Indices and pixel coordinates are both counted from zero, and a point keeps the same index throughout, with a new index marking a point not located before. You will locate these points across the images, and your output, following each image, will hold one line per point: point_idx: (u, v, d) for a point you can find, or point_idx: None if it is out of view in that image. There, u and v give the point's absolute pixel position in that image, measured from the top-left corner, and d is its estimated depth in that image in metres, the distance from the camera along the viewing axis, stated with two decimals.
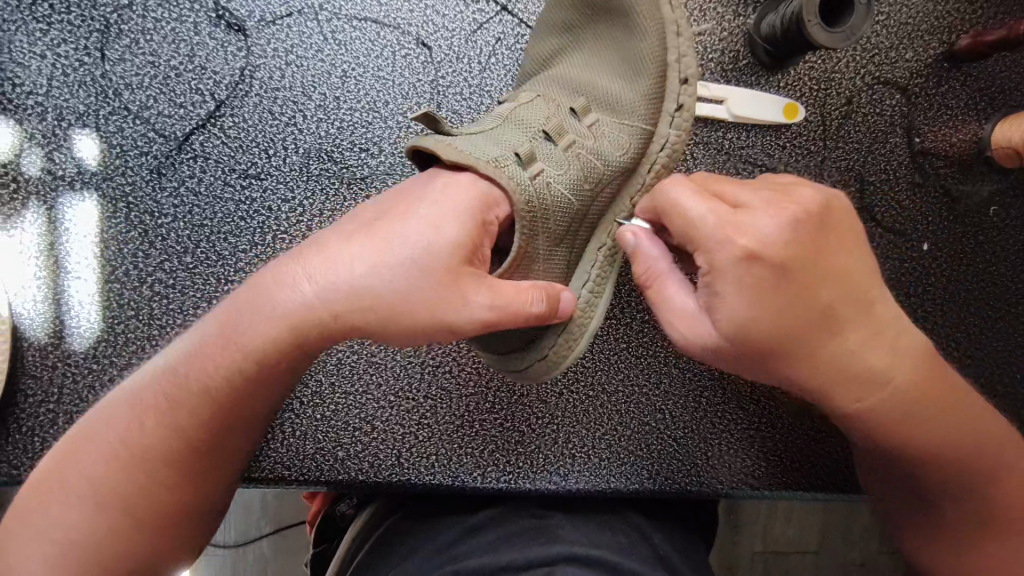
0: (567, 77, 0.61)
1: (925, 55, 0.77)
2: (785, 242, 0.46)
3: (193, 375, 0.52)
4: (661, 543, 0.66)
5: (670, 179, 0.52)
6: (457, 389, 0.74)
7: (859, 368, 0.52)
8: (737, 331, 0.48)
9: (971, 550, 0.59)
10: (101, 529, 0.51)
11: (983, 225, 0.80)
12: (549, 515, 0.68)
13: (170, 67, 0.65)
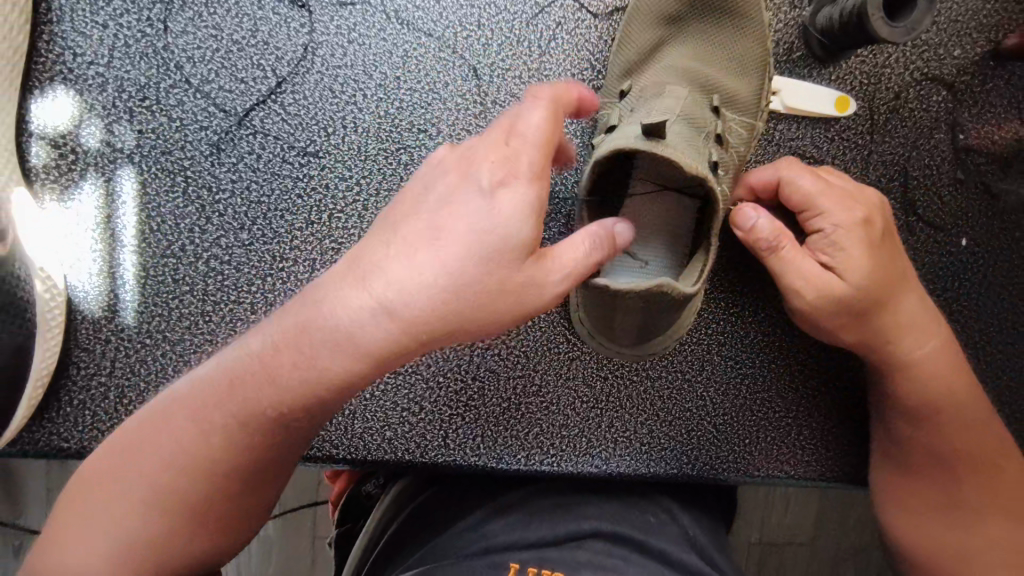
0: (679, 73, 0.65)
1: (972, 52, 0.78)
2: (876, 213, 0.64)
3: (246, 385, 0.50)
4: (690, 522, 0.70)
5: (779, 167, 0.66)
6: (505, 372, 0.73)
7: (928, 321, 0.67)
8: (865, 282, 0.61)
9: (968, 510, 0.68)
10: (155, 532, 0.49)
11: (1021, 223, 0.81)
12: (588, 499, 0.70)
13: (232, 41, 0.64)
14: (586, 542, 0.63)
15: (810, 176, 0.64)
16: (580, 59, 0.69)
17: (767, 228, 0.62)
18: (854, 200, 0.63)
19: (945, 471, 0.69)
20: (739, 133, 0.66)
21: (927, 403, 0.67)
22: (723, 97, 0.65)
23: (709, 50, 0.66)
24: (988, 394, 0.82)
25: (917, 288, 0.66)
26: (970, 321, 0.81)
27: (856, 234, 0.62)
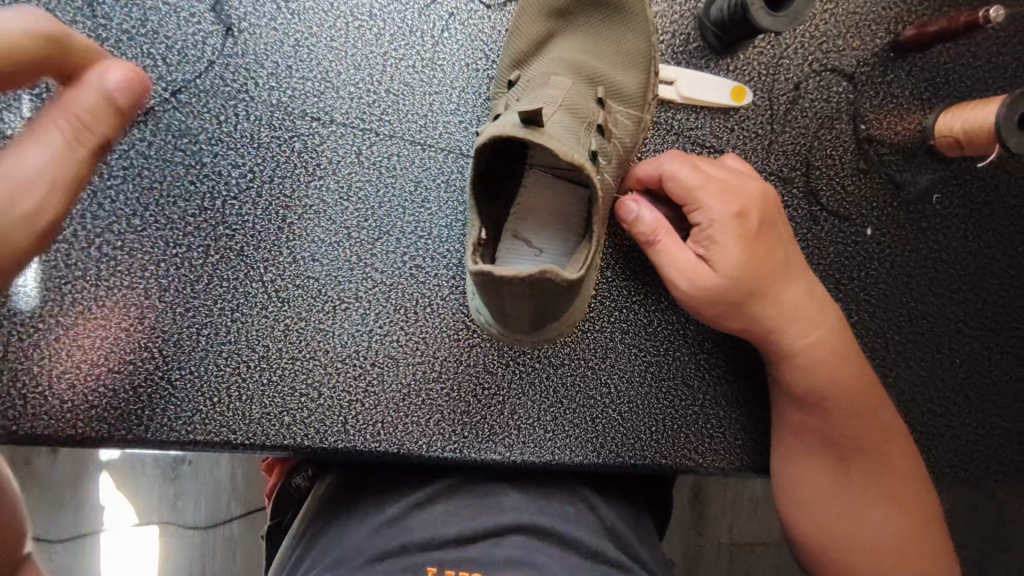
0: (565, 63, 0.65)
1: (872, 44, 0.79)
2: (754, 205, 0.67)
3: None
4: (607, 513, 0.71)
5: (663, 161, 0.69)
6: (405, 358, 0.74)
7: (811, 309, 0.69)
8: (737, 274, 0.65)
9: (868, 500, 0.70)
10: None
11: (926, 212, 0.82)
12: (496, 492, 0.71)
13: (122, 30, 0.66)
14: (505, 539, 0.65)
15: (690, 169, 0.67)
16: (474, 48, 0.70)
17: (647, 221, 0.68)
18: (730, 194, 0.67)
19: (836, 456, 0.71)
20: (625, 125, 0.66)
21: (816, 390, 0.69)
22: (609, 89, 0.66)
23: (596, 44, 0.67)
24: (897, 382, 0.83)
25: (797, 278, 0.69)
26: (879, 309, 0.82)
27: (730, 227, 0.66)
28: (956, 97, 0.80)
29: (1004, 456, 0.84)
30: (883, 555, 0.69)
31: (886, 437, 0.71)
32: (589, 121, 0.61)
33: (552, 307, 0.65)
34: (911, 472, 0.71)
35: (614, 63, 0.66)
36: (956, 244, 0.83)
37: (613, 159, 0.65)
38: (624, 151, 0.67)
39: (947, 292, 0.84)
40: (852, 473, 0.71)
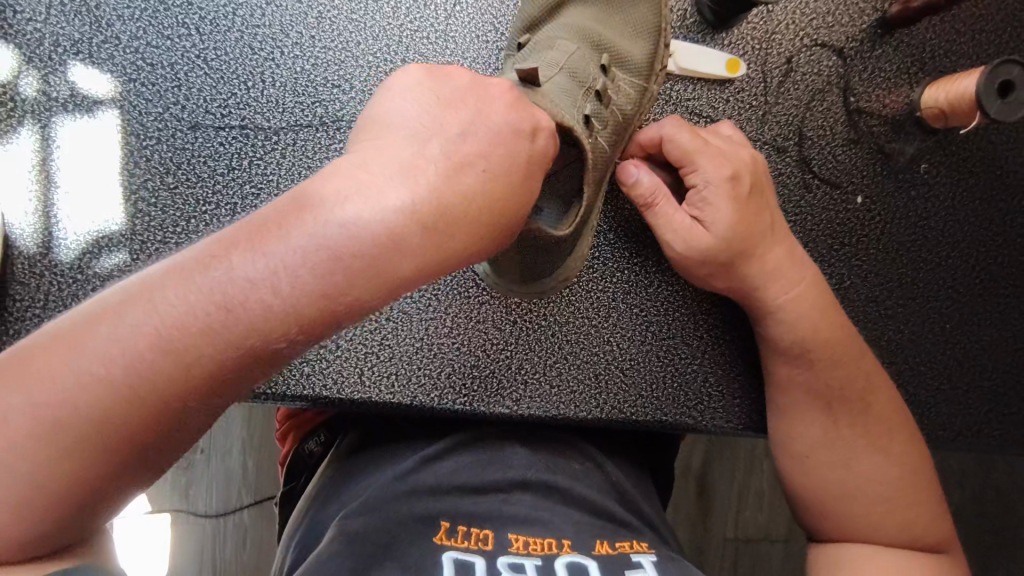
0: (575, 31, 0.69)
1: (860, 21, 0.84)
2: (743, 169, 0.71)
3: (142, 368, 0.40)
4: (614, 474, 0.74)
5: (659, 125, 0.73)
6: (418, 313, 0.80)
7: (795, 269, 0.74)
8: (727, 233, 0.70)
9: (856, 451, 0.73)
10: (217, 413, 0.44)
11: (914, 182, 0.86)
12: (507, 447, 0.74)
13: (159, 2, 0.71)
14: (512, 495, 0.67)
15: (688, 133, 0.71)
16: (484, 21, 0.75)
17: (648, 183, 0.72)
18: (724, 157, 0.71)
19: (823, 406, 0.74)
20: (629, 93, 0.70)
21: (801, 341, 0.73)
22: (614, 58, 0.70)
23: (605, 17, 0.71)
24: (888, 346, 0.86)
25: (781, 238, 0.74)
26: (871, 275, 0.86)
27: (722, 189, 0.70)
28: (941, 71, 0.85)
29: (992, 419, 0.87)
30: (877, 503, 0.71)
31: (871, 387, 0.74)
32: (587, 84, 0.65)
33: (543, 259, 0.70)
34: (896, 421, 0.75)
35: (620, 35, 0.71)
36: (945, 213, 0.87)
37: (610, 124, 0.68)
38: (624, 118, 0.70)
39: (937, 260, 0.87)
40: (841, 422, 0.74)
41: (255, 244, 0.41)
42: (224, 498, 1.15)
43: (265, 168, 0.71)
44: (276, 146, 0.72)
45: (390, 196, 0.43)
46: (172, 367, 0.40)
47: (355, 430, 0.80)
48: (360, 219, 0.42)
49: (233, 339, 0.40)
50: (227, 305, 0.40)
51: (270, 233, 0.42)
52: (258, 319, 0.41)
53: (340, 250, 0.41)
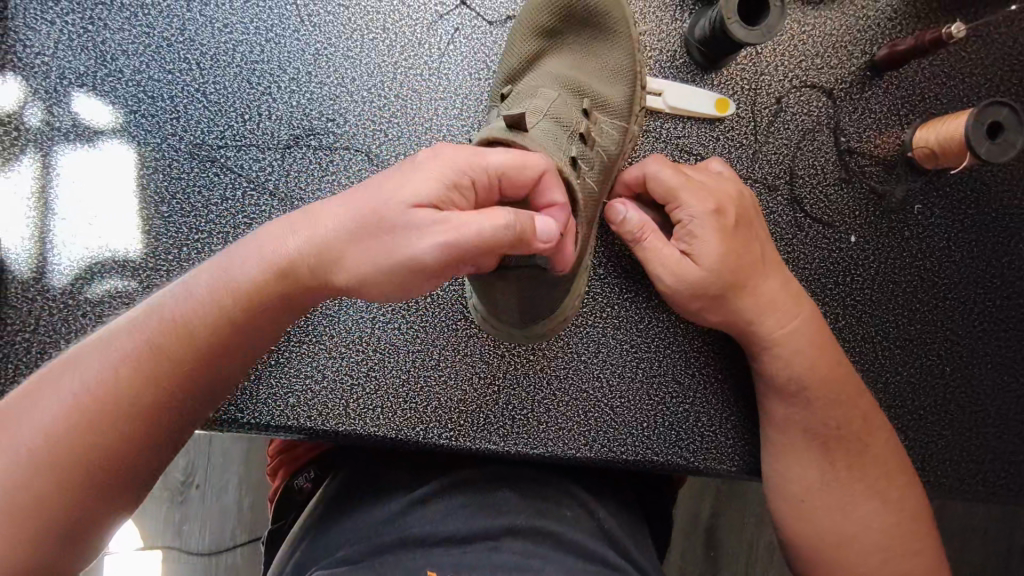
0: (559, 77, 0.71)
1: (850, 64, 0.85)
2: (728, 203, 0.71)
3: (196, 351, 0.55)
4: (605, 518, 0.72)
5: (644, 162, 0.73)
6: (404, 345, 0.79)
7: (784, 304, 0.72)
8: (717, 268, 0.69)
9: (855, 496, 0.70)
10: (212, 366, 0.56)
11: (908, 222, 0.86)
12: (492, 490, 0.73)
13: (162, 38, 0.73)
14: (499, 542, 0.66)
15: (668, 170, 0.71)
16: (477, 60, 0.77)
17: (633, 220, 0.72)
18: (708, 193, 0.71)
19: (820, 450, 0.72)
20: (614, 135, 0.71)
21: (797, 379, 0.72)
22: (595, 101, 0.71)
23: (585, 59, 0.72)
24: (885, 388, 0.85)
25: (773, 273, 0.73)
26: (866, 315, 0.85)
27: (709, 223, 0.69)
28: (932, 113, 0.85)
29: (996, 466, 0.85)
30: (875, 550, 0.69)
31: (867, 428, 0.73)
32: (570, 129, 0.66)
33: (539, 293, 0.68)
34: (895, 463, 0.73)
35: (600, 78, 0.71)
36: (941, 253, 0.86)
37: (596, 166, 0.69)
38: (609, 159, 0.71)
39: (933, 300, 0.86)
40: (837, 467, 0.71)
41: (196, 280, 0.56)
42: (216, 540, 1.13)
43: (258, 199, 0.73)
44: (270, 178, 0.73)
45: (296, 238, 0.55)
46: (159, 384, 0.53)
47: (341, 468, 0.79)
48: (247, 267, 0.55)
49: (190, 352, 0.54)
50: (175, 330, 0.53)
51: (201, 273, 0.56)
52: (210, 333, 0.54)
53: (269, 274, 0.55)
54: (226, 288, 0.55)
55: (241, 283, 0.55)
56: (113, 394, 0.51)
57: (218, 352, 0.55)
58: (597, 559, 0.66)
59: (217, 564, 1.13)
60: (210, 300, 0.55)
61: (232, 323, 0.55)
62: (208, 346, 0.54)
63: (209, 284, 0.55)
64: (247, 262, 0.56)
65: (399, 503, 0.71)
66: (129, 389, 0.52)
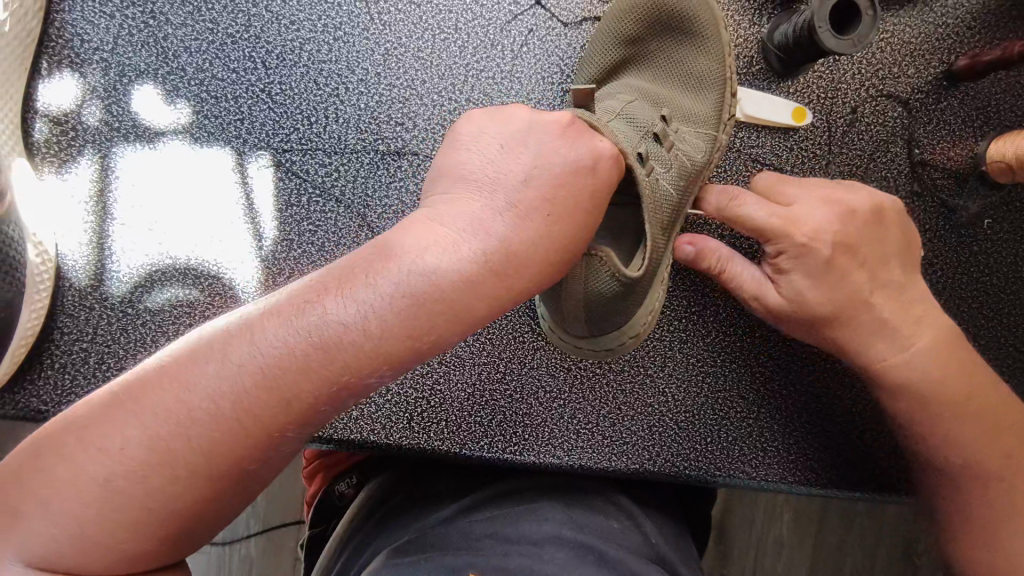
0: (645, 92, 0.68)
1: (927, 73, 0.82)
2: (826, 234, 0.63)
3: (286, 377, 0.43)
4: (653, 531, 0.71)
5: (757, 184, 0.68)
6: (470, 357, 0.78)
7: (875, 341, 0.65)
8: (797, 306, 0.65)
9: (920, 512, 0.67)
10: (298, 392, 0.43)
11: (977, 237, 0.83)
12: (546, 503, 0.71)
13: (227, 34, 0.70)
14: (545, 547, 0.63)
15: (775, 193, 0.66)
16: (550, 63, 0.74)
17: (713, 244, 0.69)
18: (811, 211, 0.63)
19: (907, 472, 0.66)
20: (699, 143, 0.65)
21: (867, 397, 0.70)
22: (677, 112, 0.66)
23: (669, 67, 0.67)
24: None
25: (889, 297, 0.65)
26: None
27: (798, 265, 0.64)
28: (1006, 125, 0.83)
29: None
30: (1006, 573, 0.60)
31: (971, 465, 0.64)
32: (646, 130, 0.63)
33: (615, 307, 0.64)
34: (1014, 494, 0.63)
35: (687, 85, 0.66)
36: (1007, 270, 0.84)
37: (675, 170, 0.63)
38: (694, 166, 0.65)
39: (1001, 317, 0.84)
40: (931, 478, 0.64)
41: (341, 290, 0.45)
42: (233, 527, 1.12)
43: (324, 206, 0.70)
44: (336, 184, 0.70)
45: (463, 246, 0.47)
46: (250, 419, 0.43)
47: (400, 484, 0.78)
48: (438, 268, 0.46)
49: (330, 375, 0.44)
50: (320, 345, 0.43)
51: (357, 281, 0.45)
52: (351, 358, 0.44)
53: (421, 292, 0.45)
54: (382, 304, 0.45)
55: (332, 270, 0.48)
56: (246, 414, 0.43)
57: (345, 383, 0.44)
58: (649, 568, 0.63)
59: (233, 552, 1.12)
60: (361, 315, 0.44)
61: (409, 341, 0.45)
62: (371, 379, 0.45)
63: (380, 292, 0.45)
64: (390, 269, 0.46)
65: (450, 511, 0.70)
66: (265, 417, 0.43)
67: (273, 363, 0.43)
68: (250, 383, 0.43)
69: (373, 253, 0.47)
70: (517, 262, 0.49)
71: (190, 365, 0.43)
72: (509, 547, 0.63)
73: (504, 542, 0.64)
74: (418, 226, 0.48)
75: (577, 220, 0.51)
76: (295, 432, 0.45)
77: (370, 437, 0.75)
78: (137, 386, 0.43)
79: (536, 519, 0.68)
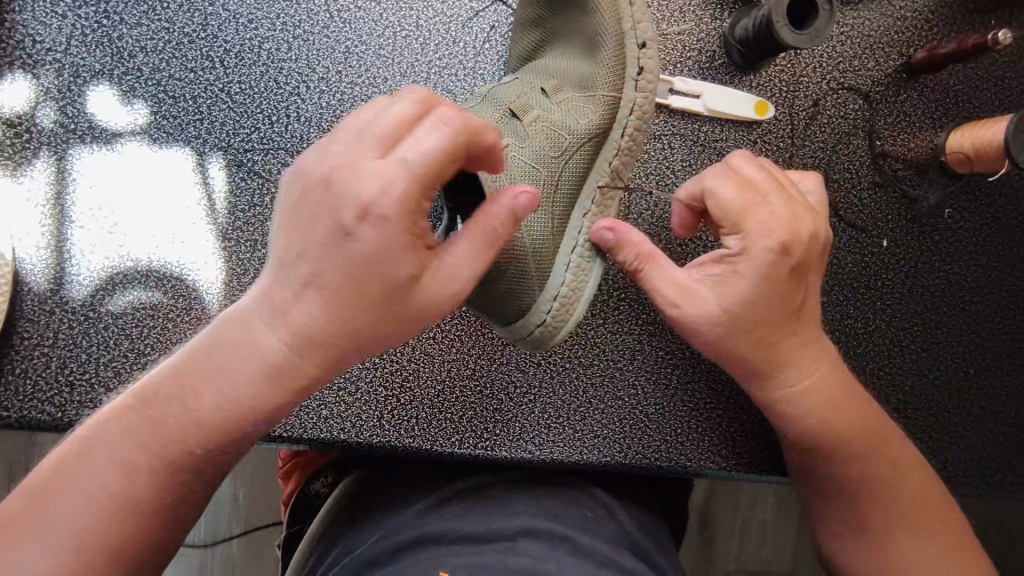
0: (543, 68, 0.68)
1: (886, 65, 0.83)
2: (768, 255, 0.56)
3: (179, 436, 0.49)
4: (627, 521, 0.72)
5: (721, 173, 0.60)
6: (439, 354, 0.78)
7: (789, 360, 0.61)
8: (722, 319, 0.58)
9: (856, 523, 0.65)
10: (198, 444, 0.49)
11: (938, 226, 0.85)
12: (518, 497, 0.72)
13: (184, 33, 0.70)
14: (517, 542, 0.64)
15: (736, 188, 0.58)
16: None
17: (635, 236, 0.62)
18: (776, 236, 0.56)
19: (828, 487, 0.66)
20: (596, 107, 0.64)
21: None
22: (568, 81, 0.66)
23: (569, 38, 0.66)
24: (915, 391, 0.84)
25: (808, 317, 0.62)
26: (897, 320, 0.84)
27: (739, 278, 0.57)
28: (964, 116, 0.84)
29: (1016, 467, 0.85)
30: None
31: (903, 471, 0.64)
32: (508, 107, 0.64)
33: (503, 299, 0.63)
34: (933, 505, 0.64)
35: (580, 53, 0.66)
36: (968, 258, 0.85)
37: (551, 139, 0.63)
38: (583, 134, 0.64)
39: (963, 304, 0.85)
40: (844, 488, 0.64)
41: (226, 364, 0.49)
42: (211, 531, 1.10)
43: None
44: None
45: (316, 307, 0.47)
46: (167, 475, 0.49)
47: (374, 482, 0.78)
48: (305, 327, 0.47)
49: (224, 428, 0.49)
50: (197, 406, 0.49)
51: (239, 347, 0.48)
52: (235, 412, 0.49)
53: (299, 342, 0.48)
54: (235, 364, 0.48)
55: (198, 346, 0.50)
56: (163, 475, 0.49)
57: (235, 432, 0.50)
58: (618, 558, 0.64)
59: (214, 555, 1.11)
60: (228, 350, 0.49)
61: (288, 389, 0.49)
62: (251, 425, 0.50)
63: (258, 352, 0.48)
64: (264, 325, 0.48)
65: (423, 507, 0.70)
66: (174, 472, 0.49)
67: (169, 419, 0.49)
68: (151, 450, 0.49)
69: (249, 324, 0.48)
70: (398, 317, 0.49)
71: (96, 444, 0.49)
72: (481, 546, 0.63)
73: (476, 542, 0.64)
74: (279, 271, 0.47)
75: (432, 161, 0.44)
76: (211, 472, 0.52)
77: (340, 435, 0.75)
78: (47, 481, 0.48)
79: (509, 514, 0.69)
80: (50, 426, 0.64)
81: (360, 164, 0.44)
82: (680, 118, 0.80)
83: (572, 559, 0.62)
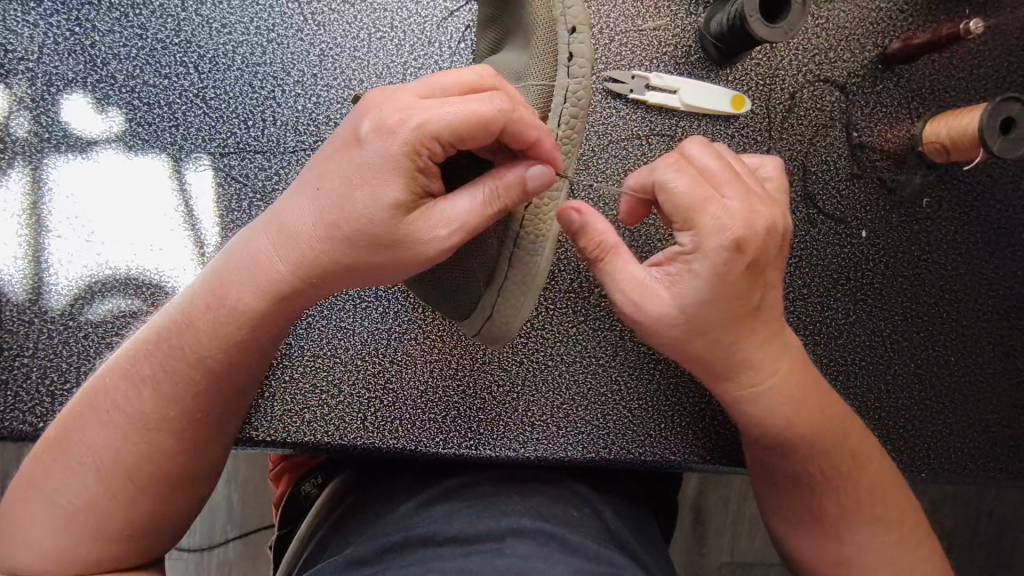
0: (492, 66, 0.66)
1: (862, 57, 0.84)
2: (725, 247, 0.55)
3: (160, 376, 0.58)
4: (612, 517, 0.73)
5: (674, 159, 0.59)
6: (421, 355, 0.78)
7: (751, 359, 0.61)
8: (682, 319, 0.58)
9: (837, 522, 0.65)
10: (171, 380, 0.58)
11: (917, 216, 0.85)
12: (504, 496, 0.72)
13: (157, 39, 0.70)
14: (503, 543, 0.65)
15: (686, 180, 0.57)
16: None
17: (600, 225, 0.60)
18: (730, 233, 0.55)
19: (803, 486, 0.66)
20: (530, 95, 0.61)
21: None
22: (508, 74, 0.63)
23: (512, 31, 0.64)
24: (896, 380, 0.84)
25: (772, 313, 0.61)
26: (877, 310, 0.84)
27: (698, 275, 0.56)
28: (941, 106, 0.85)
29: (997, 453, 0.86)
30: (882, 564, 0.65)
31: (870, 459, 0.66)
32: None
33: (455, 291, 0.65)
34: (885, 488, 0.66)
35: (518, 45, 0.63)
36: (947, 247, 0.86)
37: None
38: None
39: (943, 292, 0.86)
40: (803, 479, 0.65)
41: (200, 309, 0.58)
42: (206, 535, 1.11)
43: (266, 210, 0.69)
44: (277, 187, 0.70)
45: (275, 257, 0.55)
46: (148, 414, 0.58)
47: (362, 484, 0.79)
48: (262, 272, 0.55)
49: (196, 368, 0.58)
50: (177, 348, 0.58)
51: (212, 296, 0.57)
52: (207, 350, 0.57)
53: (260, 285, 0.55)
54: (240, 271, 0.56)
55: (182, 300, 0.60)
56: (145, 413, 0.58)
57: (207, 370, 0.58)
58: (603, 555, 0.65)
59: (210, 560, 1.11)
60: (210, 298, 0.57)
61: (249, 325, 0.57)
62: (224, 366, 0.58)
63: (223, 298, 0.57)
64: (231, 278, 0.57)
65: (411, 509, 0.71)
66: (152, 411, 0.58)
67: (147, 363, 0.58)
68: (135, 390, 0.58)
69: (225, 273, 0.57)
70: (349, 258, 0.53)
71: (97, 387, 0.59)
72: (469, 548, 0.65)
73: (463, 544, 0.65)
74: (292, 194, 0.55)
75: (479, 116, 0.49)
76: (202, 412, 0.59)
77: (324, 438, 0.75)
78: (64, 420, 0.59)
79: (494, 513, 0.70)
80: (34, 435, 0.64)
81: (399, 95, 0.51)
82: (658, 114, 0.80)
83: (559, 559, 0.63)
